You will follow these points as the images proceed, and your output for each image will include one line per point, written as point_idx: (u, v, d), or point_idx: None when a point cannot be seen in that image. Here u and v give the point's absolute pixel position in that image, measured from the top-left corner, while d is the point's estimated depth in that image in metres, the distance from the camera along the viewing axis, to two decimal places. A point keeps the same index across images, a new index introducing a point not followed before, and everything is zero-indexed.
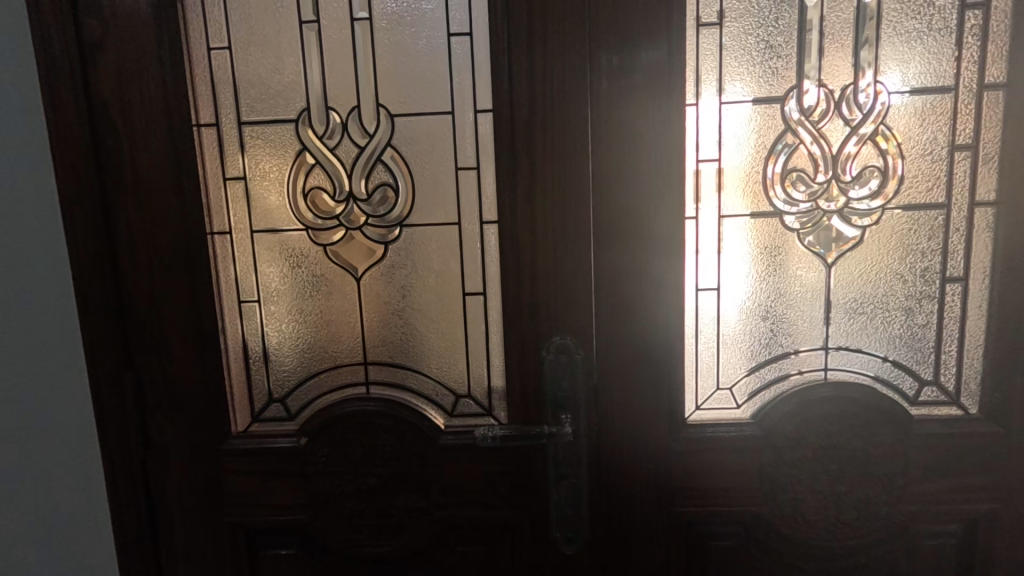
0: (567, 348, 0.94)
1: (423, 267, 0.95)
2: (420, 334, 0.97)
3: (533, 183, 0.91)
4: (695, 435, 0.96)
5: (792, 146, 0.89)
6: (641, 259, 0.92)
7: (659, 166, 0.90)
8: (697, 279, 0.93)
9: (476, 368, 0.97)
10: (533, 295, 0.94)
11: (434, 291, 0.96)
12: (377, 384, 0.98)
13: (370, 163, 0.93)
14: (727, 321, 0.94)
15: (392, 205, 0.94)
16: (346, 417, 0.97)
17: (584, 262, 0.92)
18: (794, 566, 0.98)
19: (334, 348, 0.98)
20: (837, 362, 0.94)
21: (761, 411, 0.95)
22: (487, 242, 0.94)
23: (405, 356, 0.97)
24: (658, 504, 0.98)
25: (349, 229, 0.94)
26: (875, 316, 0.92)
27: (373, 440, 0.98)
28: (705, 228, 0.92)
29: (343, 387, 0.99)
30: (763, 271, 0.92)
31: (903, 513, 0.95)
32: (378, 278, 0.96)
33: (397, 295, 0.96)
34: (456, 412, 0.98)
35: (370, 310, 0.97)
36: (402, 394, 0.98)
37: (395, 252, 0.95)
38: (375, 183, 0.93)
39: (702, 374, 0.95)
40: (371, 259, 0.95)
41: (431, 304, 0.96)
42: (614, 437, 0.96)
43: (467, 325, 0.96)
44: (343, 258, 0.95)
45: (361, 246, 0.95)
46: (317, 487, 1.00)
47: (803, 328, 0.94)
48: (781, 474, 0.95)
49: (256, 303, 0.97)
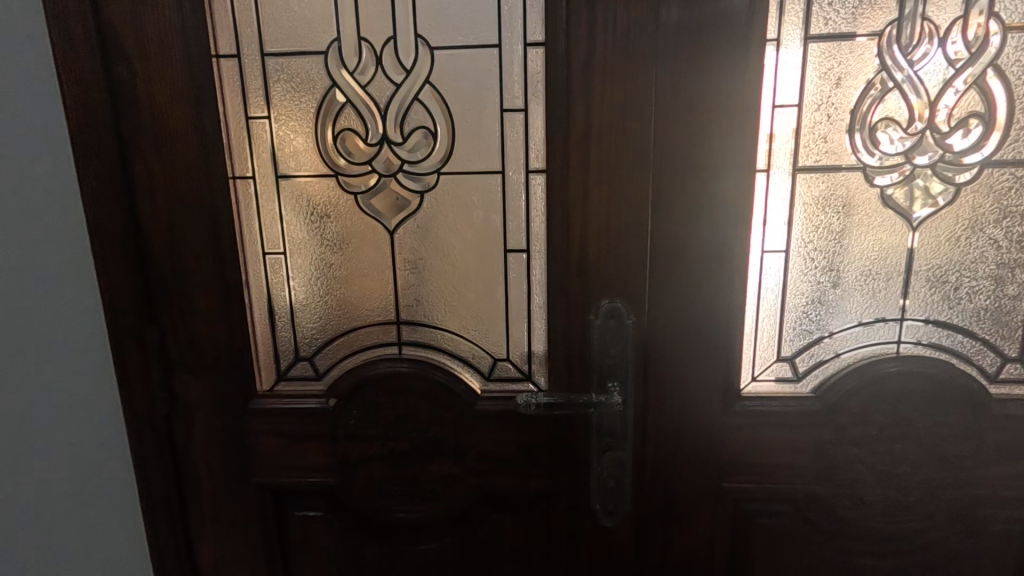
0: (617, 312, 0.87)
1: (462, 220, 0.87)
2: (457, 293, 0.90)
3: (588, 129, 0.82)
4: (750, 408, 0.89)
5: (883, 89, 0.79)
6: (703, 216, 0.84)
7: (730, 112, 0.80)
8: (763, 240, 0.84)
9: (516, 331, 0.90)
10: (582, 254, 0.86)
11: (473, 247, 0.88)
12: (410, 345, 0.92)
13: (406, 102, 0.84)
14: (792, 287, 0.86)
15: (430, 150, 0.85)
16: (377, 379, 0.92)
17: (640, 218, 0.84)
18: (846, 546, 0.93)
19: (365, 306, 0.91)
20: (912, 334, 0.86)
21: (823, 384, 0.88)
22: (533, 194, 0.85)
23: (440, 316, 0.91)
24: (705, 479, 0.93)
25: (382, 176, 0.86)
26: (961, 285, 0.83)
27: (405, 404, 0.93)
28: (776, 183, 0.82)
29: (374, 347, 0.93)
30: (836, 233, 0.84)
31: (970, 497, 0.89)
32: (412, 232, 0.89)
33: (433, 251, 0.89)
34: (494, 376, 0.92)
35: (403, 267, 0.90)
36: (436, 356, 0.92)
37: (432, 204, 0.87)
38: (412, 126, 0.85)
39: (761, 344, 0.88)
40: (406, 210, 0.88)
41: (470, 261, 0.89)
42: (663, 408, 0.90)
43: (508, 285, 0.89)
44: (375, 209, 0.88)
45: (395, 196, 0.87)
46: (346, 451, 0.95)
47: (876, 297, 0.85)
48: (840, 452, 0.89)
49: (282, 256, 0.90)
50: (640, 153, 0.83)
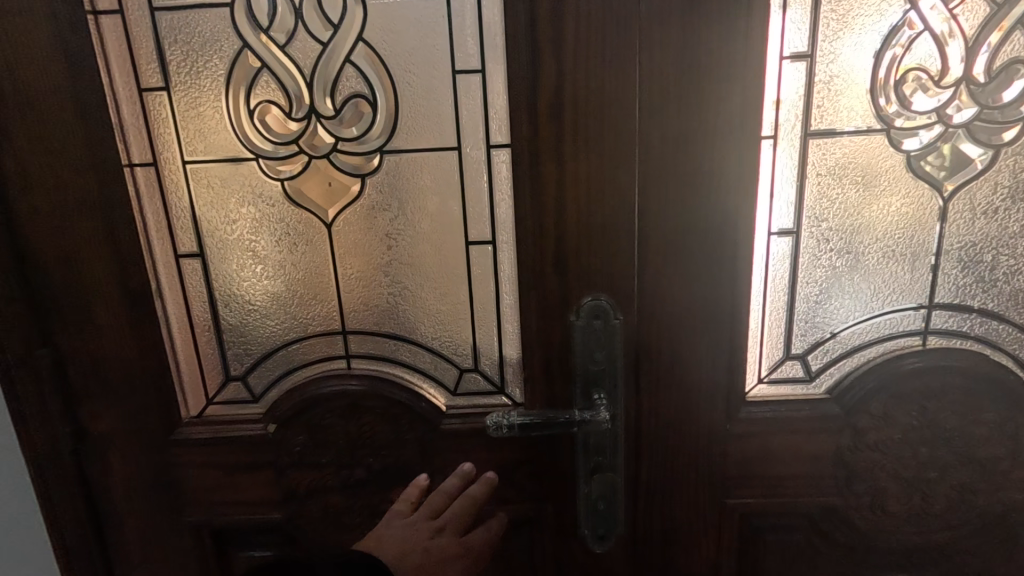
0: (601, 311, 0.74)
1: (414, 208, 0.73)
2: (412, 295, 0.76)
3: (559, 93, 0.68)
4: (757, 414, 0.77)
5: (912, 33, 0.66)
6: (698, 193, 0.71)
7: (729, 67, 0.67)
8: (770, 220, 0.72)
9: (485, 336, 0.77)
10: (558, 244, 0.73)
11: (428, 239, 0.74)
12: (360, 358, 0.78)
13: (336, 65, 0.69)
14: (804, 273, 0.73)
15: (369, 123, 0.70)
16: (323, 400, 0.78)
17: (625, 199, 0.71)
18: (865, 561, 0.83)
19: (303, 314, 0.77)
20: (941, 323, 0.74)
21: (840, 384, 0.76)
22: (497, 174, 0.71)
23: (394, 323, 0.77)
24: (707, 495, 0.81)
25: (313, 157, 0.71)
26: (997, 265, 0.72)
27: (358, 427, 0.79)
28: (785, 151, 0.69)
29: (318, 362, 0.79)
30: (855, 208, 0.71)
31: (1002, 502, 0.79)
32: (354, 224, 0.74)
33: (381, 246, 0.75)
34: (460, 390, 0.79)
35: (345, 266, 0.75)
36: (392, 370, 0.79)
37: (376, 189, 0.73)
38: (346, 95, 0.69)
39: (769, 340, 0.76)
40: (345, 197, 0.73)
41: (426, 257, 0.75)
42: (657, 418, 0.78)
43: (473, 284, 0.75)
44: (307, 198, 0.73)
45: (331, 181, 0.72)
46: (291, 483, 0.82)
47: (901, 281, 0.73)
48: (859, 460, 0.78)
49: (199, 258, 0.75)
50: (626, 120, 0.69)
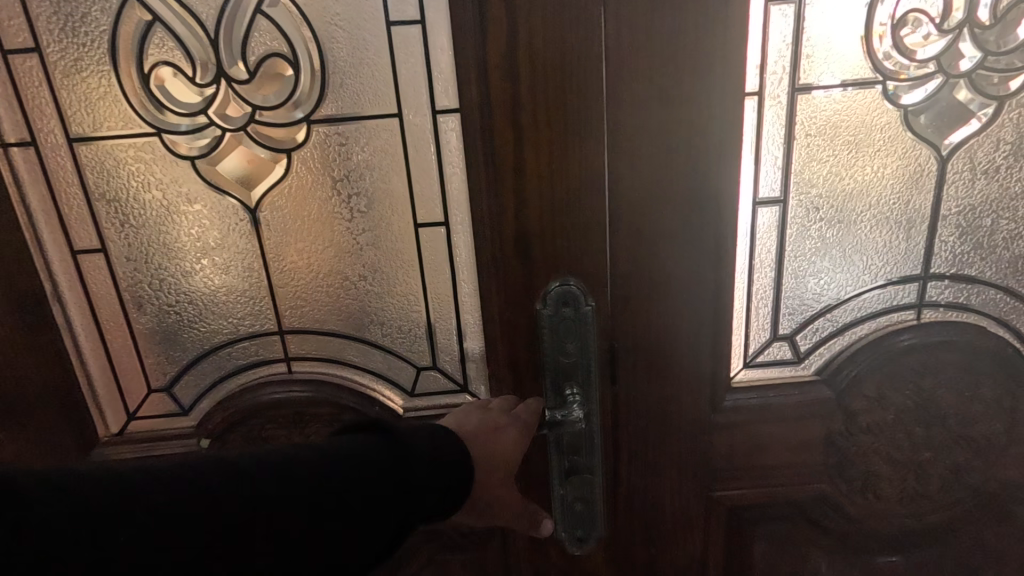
0: (571, 297, 0.66)
1: (352, 188, 0.63)
2: (356, 287, 0.67)
3: (514, 47, 0.59)
4: (743, 401, 0.71)
5: None
6: (675, 160, 0.63)
7: (706, 11, 0.58)
8: (755, 187, 0.64)
9: (443, 330, 0.68)
10: (520, 223, 0.64)
11: (372, 223, 0.64)
12: (301, 360, 0.69)
13: (246, 18, 0.58)
14: (792, 246, 0.66)
15: (290, 87, 0.60)
16: (262, 409, 0.69)
17: (594, 169, 0.63)
18: (857, 547, 0.79)
19: (232, 314, 0.67)
20: (937, 295, 0.68)
21: (830, 365, 0.71)
22: (446, 145, 0.62)
23: (338, 320, 0.68)
24: (692, 489, 0.75)
25: (229, 131, 0.61)
26: (996, 229, 0.66)
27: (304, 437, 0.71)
28: (770, 109, 0.62)
29: (253, 368, 0.69)
30: (847, 171, 0.64)
31: (997, 479, 0.75)
32: (283, 209, 0.64)
33: (316, 233, 0.65)
34: (418, 391, 0.71)
35: (276, 256, 0.65)
36: (339, 372, 0.70)
37: (307, 167, 0.63)
38: (261, 54, 0.59)
39: (756, 321, 0.69)
40: (271, 178, 0.63)
41: (369, 244, 0.65)
42: (636, 410, 0.72)
43: (425, 273, 0.66)
44: (226, 180, 0.63)
45: (252, 159, 0.62)
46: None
47: (896, 251, 0.67)
48: (851, 444, 0.73)
49: (100, 254, 0.64)
50: (592, 78, 0.60)
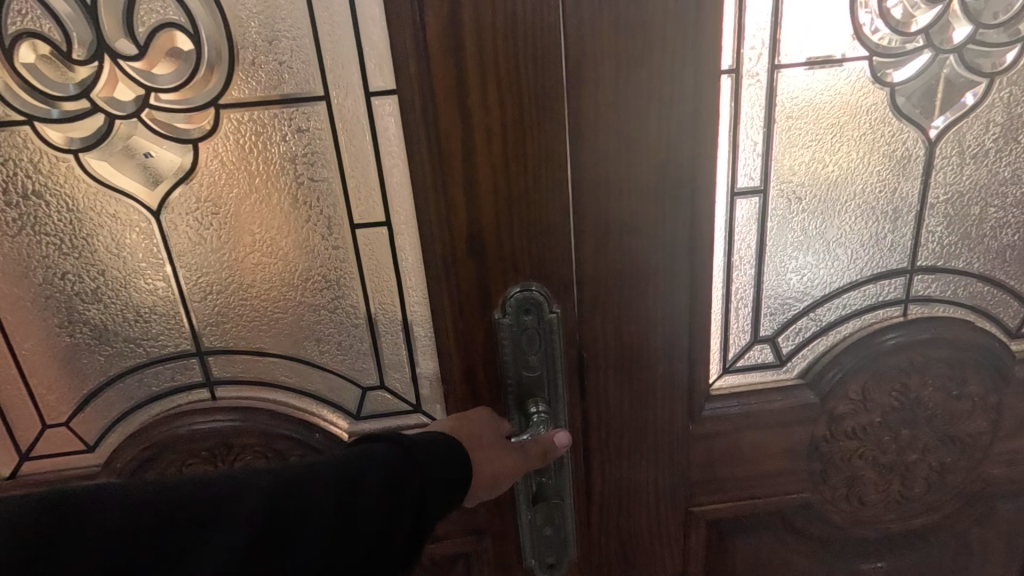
0: (533, 304, 0.60)
1: (270, 190, 0.55)
2: (283, 300, 0.58)
3: (457, 18, 0.50)
4: (722, 409, 0.66)
5: None
6: (644, 148, 0.56)
7: None
8: (733, 177, 0.58)
9: (389, 344, 0.61)
10: (473, 221, 0.57)
11: (295, 230, 0.56)
12: (225, 386, 0.61)
13: None
14: (773, 240, 0.61)
15: (191, 66, 0.51)
16: (184, 441, 0.61)
17: (555, 159, 0.55)
18: (839, 552, 0.75)
19: (141, 335, 0.58)
20: (924, 289, 0.64)
21: (813, 367, 0.65)
22: (383, 133, 0.53)
23: (266, 338, 0.59)
24: (671, 504, 0.70)
25: (121, 119, 0.52)
26: (985, 218, 0.62)
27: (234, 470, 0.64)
28: (749, 88, 0.55)
29: (173, 395, 0.61)
30: (831, 157, 0.58)
31: (981, 478, 0.72)
32: (191, 209, 0.55)
33: (232, 238, 0.56)
34: (365, 412, 0.63)
35: (189, 266, 0.57)
36: (272, 396, 0.62)
37: (214, 164, 0.53)
38: (153, 26, 0.49)
39: (735, 323, 0.63)
40: (172, 179, 0.54)
41: (295, 251, 0.57)
42: (608, 423, 0.65)
43: (364, 280, 0.58)
44: (121, 178, 0.53)
45: (150, 153, 0.53)
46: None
47: (882, 244, 0.62)
48: (835, 449, 0.68)
49: None
50: (549, 54, 0.52)
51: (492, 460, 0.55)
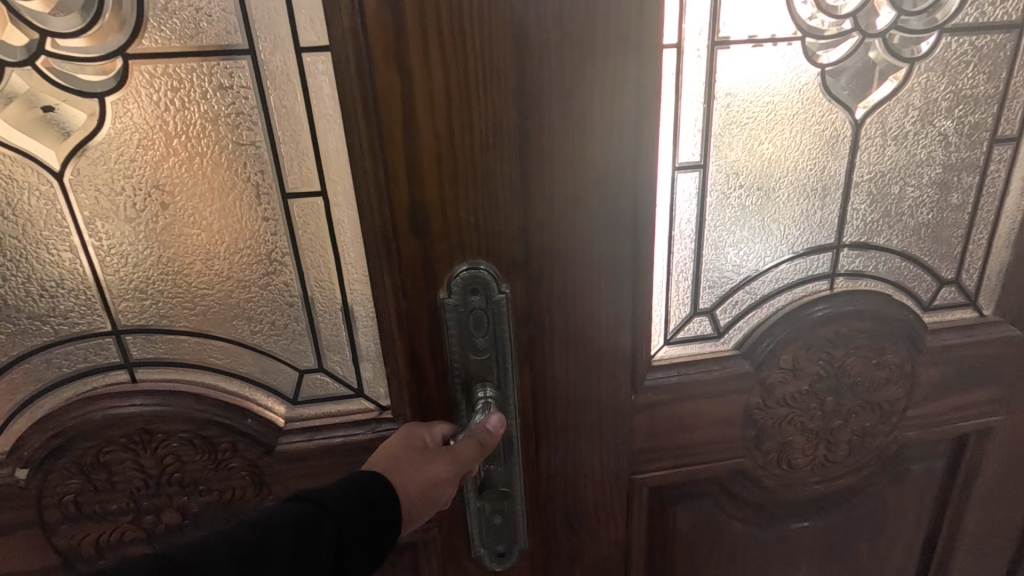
0: (480, 284, 0.60)
1: (185, 160, 0.55)
2: (202, 270, 0.59)
3: None
4: (664, 380, 0.68)
5: None
6: (588, 122, 0.56)
7: None
8: (673, 153, 0.59)
9: (326, 313, 0.61)
10: (417, 191, 0.56)
11: (216, 198, 0.56)
12: (145, 369, 0.62)
13: None
14: (712, 215, 0.63)
15: (85, 13, 0.49)
16: (102, 424, 0.62)
17: (498, 130, 0.55)
18: (771, 513, 0.80)
19: (48, 312, 0.59)
20: (849, 264, 0.68)
21: (748, 338, 0.69)
22: (317, 95, 0.53)
23: (190, 316, 0.60)
24: (615, 472, 0.72)
25: (11, 66, 0.50)
26: (905, 196, 0.66)
27: (156, 459, 0.65)
28: (690, 64, 0.56)
29: (90, 375, 0.61)
30: (766, 136, 0.61)
31: (897, 440, 0.78)
32: (104, 167, 0.54)
33: (150, 202, 0.56)
34: (302, 397, 0.65)
35: (103, 232, 0.56)
36: (200, 381, 0.63)
37: (122, 125, 0.53)
38: None
39: (676, 295, 0.65)
40: (75, 137, 0.53)
41: (216, 220, 0.57)
42: (553, 395, 0.66)
43: (301, 249, 0.58)
44: (17, 136, 0.52)
45: (55, 112, 0.52)
46: (69, 535, 0.68)
47: (811, 221, 0.65)
48: (768, 417, 0.72)
49: None
50: (491, 19, 0.52)
51: (421, 478, 0.55)
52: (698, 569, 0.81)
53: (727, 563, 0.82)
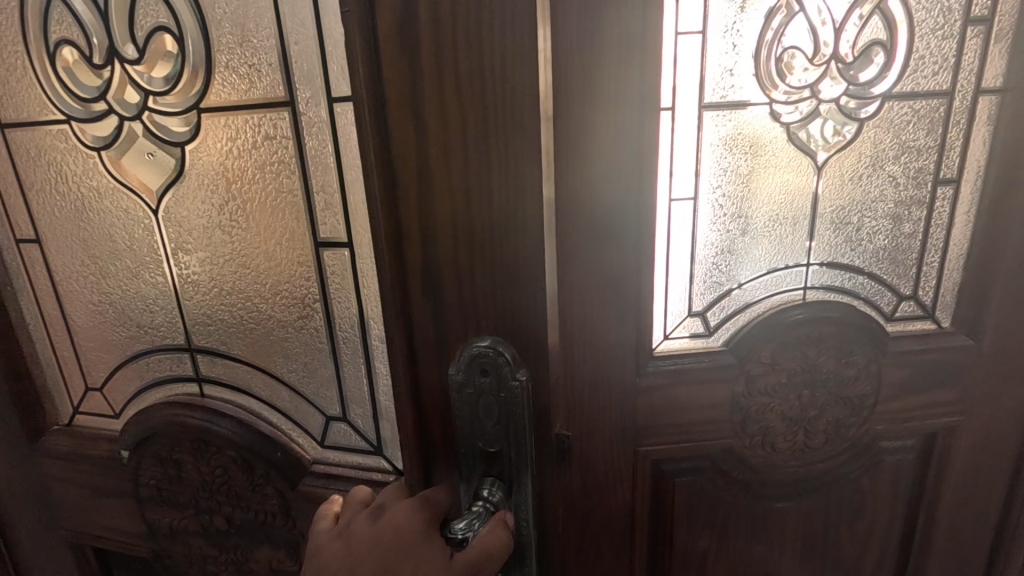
0: (489, 363, 0.67)
1: (240, 225, 0.79)
2: (248, 304, 0.83)
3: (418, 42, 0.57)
4: (664, 368, 0.84)
5: (788, 14, 0.72)
6: (604, 165, 0.73)
7: (628, 38, 0.69)
8: (669, 188, 0.78)
9: (348, 339, 0.82)
10: (447, 230, 0.63)
11: (262, 252, 0.80)
12: (209, 384, 0.89)
13: (139, 27, 0.73)
14: (702, 237, 0.81)
15: (171, 85, 0.75)
16: (172, 422, 0.88)
17: (513, 170, 0.60)
18: (758, 492, 0.94)
19: (152, 325, 0.87)
20: (818, 279, 0.83)
21: (734, 337, 0.84)
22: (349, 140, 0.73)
23: (241, 341, 0.85)
24: (623, 445, 0.88)
25: (127, 118, 0.77)
26: (862, 225, 0.81)
27: (209, 465, 0.92)
28: (682, 122, 0.75)
29: (172, 383, 0.89)
30: (744, 177, 0.78)
31: (868, 431, 0.91)
32: (183, 217, 0.80)
33: (214, 257, 0.81)
34: (328, 441, 0.89)
35: (185, 268, 0.82)
36: (247, 404, 0.89)
37: (193, 181, 0.78)
38: (147, 53, 0.74)
39: (672, 299, 0.83)
40: (163, 182, 0.79)
41: (260, 268, 0.81)
42: (572, 378, 0.83)
43: (329, 296, 0.80)
44: (136, 176, 0.79)
45: (156, 157, 0.78)
46: (155, 513, 0.98)
47: (784, 243, 0.82)
48: (752, 404, 0.87)
49: (38, 242, 0.85)
50: (491, 99, 0.58)
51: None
52: (693, 536, 0.96)
53: (719, 535, 0.96)
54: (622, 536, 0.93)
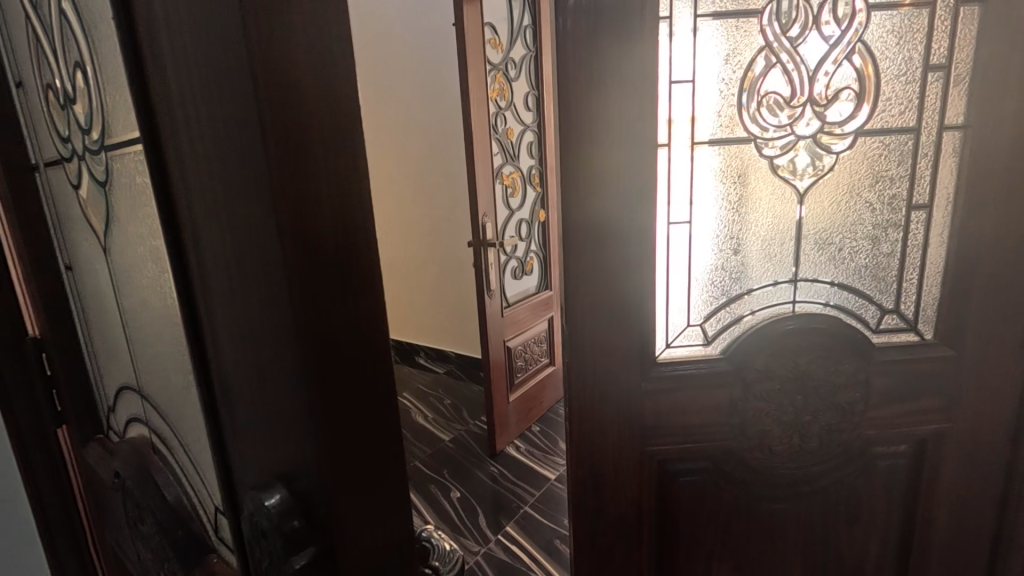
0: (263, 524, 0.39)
1: (122, 227, 0.53)
2: (148, 338, 0.57)
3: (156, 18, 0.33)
4: (666, 372, 0.94)
5: (768, 65, 0.84)
6: (610, 194, 0.86)
7: (629, 88, 0.82)
8: (668, 213, 0.89)
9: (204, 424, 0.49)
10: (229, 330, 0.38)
11: (140, 267, 0.53)
12: (136, 425, 0.67)
13: (67, 64, 0.52)
14: (698, 256, 0.92)
15: (85, 145, 0.54)
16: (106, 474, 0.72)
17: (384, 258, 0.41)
18: (758, 493, 1.01)
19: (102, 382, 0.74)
20: (806, 294, 0.93)
21: (730, 346, 0.93)
22: None
23: (149, 392, 0.61)
24: (630, 443, 0.97)
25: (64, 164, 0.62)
26: (844, 246, 0.91)
27: (136, 530, 0.69)
28: (677, 157, 0.87)
29: (138, 424, 0.67)
30: (733, 204, 0.90)
31: (861, 436, 0.97)
32: (88, 222, 0.60)
33: (129, 286, 0.57)
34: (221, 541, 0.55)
35: (102, 284, 0.64)
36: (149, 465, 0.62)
37: (89, 186, 0.57)
38: (72, 105, 0.54)
39: (673, 311, 0.94)
40: (76, 183, 0.60)
41: (141, 292, 0.54)
42: (583, 380, 0.94)
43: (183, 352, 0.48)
44: (72, 216, 0.65)
45: (81, 211, 0.61)
46: None
47: (773, 261, 0.92)
48: (748, 408, 0.95)
49: None
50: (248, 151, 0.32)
51: None
52: (698, 533, 1.03)
53: (722, 532, 1.03)
54: (631, 530, 1.01)
